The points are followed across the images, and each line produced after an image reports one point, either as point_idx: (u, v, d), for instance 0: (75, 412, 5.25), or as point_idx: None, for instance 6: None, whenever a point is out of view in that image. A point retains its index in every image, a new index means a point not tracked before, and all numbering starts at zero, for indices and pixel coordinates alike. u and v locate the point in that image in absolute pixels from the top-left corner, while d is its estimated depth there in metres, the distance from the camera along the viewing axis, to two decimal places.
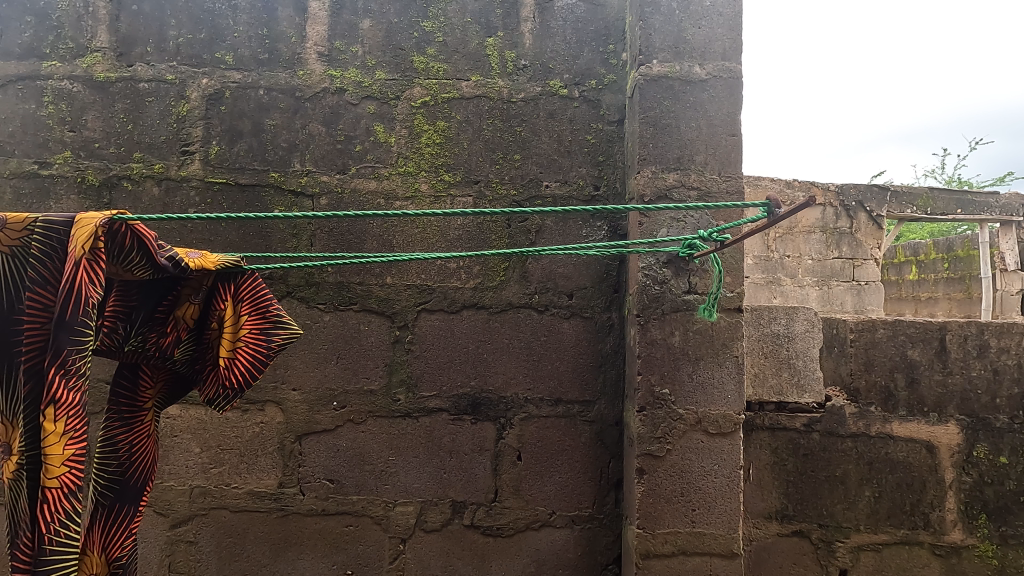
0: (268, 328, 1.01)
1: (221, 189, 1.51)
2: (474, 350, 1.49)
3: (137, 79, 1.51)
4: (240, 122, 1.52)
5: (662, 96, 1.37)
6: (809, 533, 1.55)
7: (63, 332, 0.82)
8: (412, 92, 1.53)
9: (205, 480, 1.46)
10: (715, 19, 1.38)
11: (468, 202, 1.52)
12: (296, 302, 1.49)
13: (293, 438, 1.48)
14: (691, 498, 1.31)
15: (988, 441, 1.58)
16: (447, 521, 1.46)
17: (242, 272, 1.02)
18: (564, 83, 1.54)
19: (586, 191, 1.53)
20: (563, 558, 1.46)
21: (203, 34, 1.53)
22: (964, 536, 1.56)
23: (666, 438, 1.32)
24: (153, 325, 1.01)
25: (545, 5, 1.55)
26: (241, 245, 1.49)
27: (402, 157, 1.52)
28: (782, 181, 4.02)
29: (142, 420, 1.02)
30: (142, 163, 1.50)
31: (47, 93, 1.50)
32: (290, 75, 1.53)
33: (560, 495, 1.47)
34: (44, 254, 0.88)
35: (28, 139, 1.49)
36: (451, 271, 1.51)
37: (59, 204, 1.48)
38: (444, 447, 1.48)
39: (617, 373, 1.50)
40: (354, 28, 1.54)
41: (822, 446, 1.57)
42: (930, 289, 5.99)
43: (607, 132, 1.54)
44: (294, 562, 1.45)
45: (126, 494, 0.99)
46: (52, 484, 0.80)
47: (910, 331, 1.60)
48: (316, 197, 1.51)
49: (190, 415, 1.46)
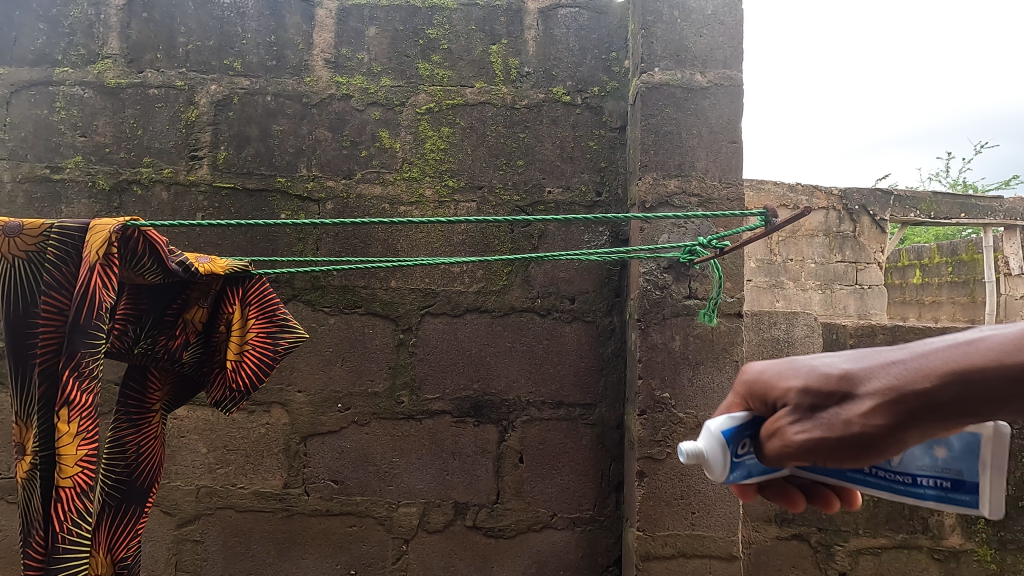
0: (275, 332, 1.03)
1: (229, 193, 1.53)
2: (477, 353, 1.51)
3: (147, 85, 1.54)
4: (248, 128, 1.54)
5: (664, 103, 1.39)
6: (808, 536, 1.56)
7: (78, 335, 0.85)
8: (417, 98, 1.55)
9: (211, 480, 1.49)
10: (716, 28, 1.39)
11: (472, 207, 1.54)
12: (302, 305, 1.51)
13: (298, 439, 1.50)
14: (690, 501, 1.33)
15: None
16: (449, 522, 1.48)
17: (250, 276, 1.04)
18: (568, 89, 1.56)
19: (588, 197, 1.55)
20: (564, 559, 1.48)
21: (211, 41, 1.55)
22: (963, 540, 1.57)
23: (666, 441, 1.34)
24: (163, 327, 1.03)
25: (548, 13, 1.57)
26: (248, 249, 1.51)
27: (407, 162, 1.55)
28: (785, 185, 4.03)
29: (149, 421, 1.04)
30: (152, 167, 1.53)
31: (59, 98, 1.52)
32: (297, 81, 1.55)
33: (561, 497, 1.49)
34: (59, 260, 0.90)
35: (40, 144, 1.52)
36: (455, 276, 1.53)
37: (70, 208, 1.51)
38: (447, 449, 1.49)
39: (617, 377, 1.51)
40: (360, 35, 1.56)
41: None
42: (934, 293, 5.99)
43: (609, 139, 1.56)
44: (298, 562, 1.47)
45: (132, 494, 1.00)
46: (66, 483, 0.82)
47: (909, 336, 1.62)
48: (322, 202, 1.54)
49: (198, 416, 1.49)
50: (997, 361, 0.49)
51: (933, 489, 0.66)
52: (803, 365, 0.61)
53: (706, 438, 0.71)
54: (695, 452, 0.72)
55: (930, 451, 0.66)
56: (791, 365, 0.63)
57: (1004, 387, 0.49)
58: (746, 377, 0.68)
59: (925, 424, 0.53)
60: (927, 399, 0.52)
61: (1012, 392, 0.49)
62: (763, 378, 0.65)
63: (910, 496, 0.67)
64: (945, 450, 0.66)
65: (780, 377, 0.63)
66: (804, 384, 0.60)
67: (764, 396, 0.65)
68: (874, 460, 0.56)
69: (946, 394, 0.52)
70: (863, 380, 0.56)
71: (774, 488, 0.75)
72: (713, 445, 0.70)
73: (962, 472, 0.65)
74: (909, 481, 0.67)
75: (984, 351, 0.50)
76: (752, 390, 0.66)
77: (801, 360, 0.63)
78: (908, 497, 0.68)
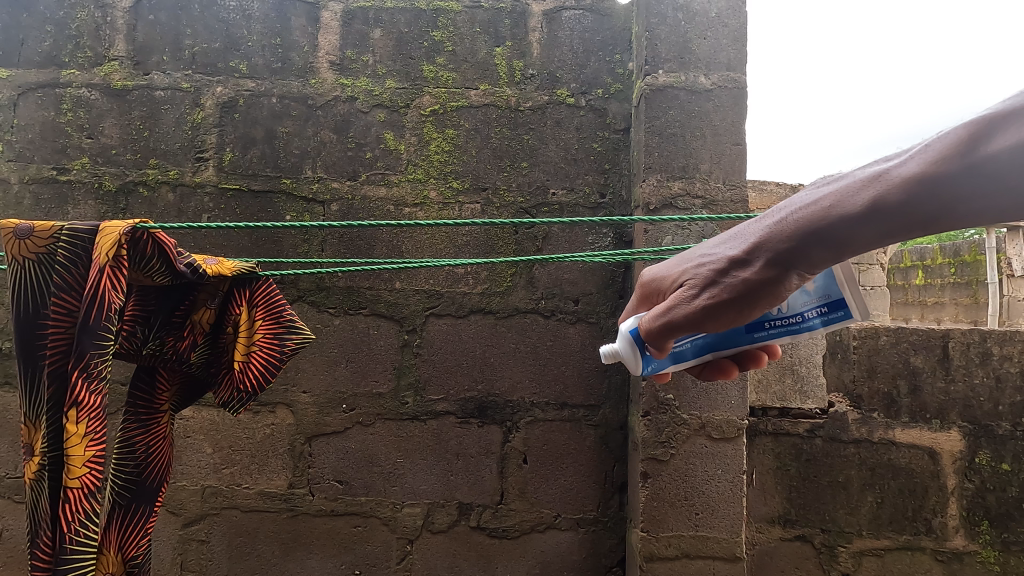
0: (281, 332, 1.04)
1: (235, 195, 1.54)
2: (482, 355, 1.52)
3: (153, 87, 1.55)
4: (253, 130, 1.55)
5: (668, 105, 1.39)
6: (811, 537, 1.57)
7: (87, 337, 0.85)
8: (422, 100, 1.56)
9: (217, 480, 1.49)
10: (719, 30, 1.40)
11: (476, 209, 1.54)
12: (307, 306, 1.52)
13: (303, 439, 1.50)
14: (694, 502, 1.33)
15: (990, 448, 1.59)
16: (453, 522, 1.49)
17: (257, 278, 1.06)
18: (572, 92, 1.57)
19: (592, 198, 1.55)
20: (567, 560, 1.48)
21: (217, 43, 1.56)
22: (966, 542, 1.57)
23: (669, 442, 1.34)
24: (171, 328, 1.03)
25: (552, 15, 1.58)
26: (253, 250, 1.52)
27: (412, 164, 1.55)
28: (787, 186, 4.02)
29: (158, 422, 1.05)
30: (158, 169, 1.54)
31: (66, 101, 1.53)
32: (302, 83, 1.56)
33: (565, 498, 1.50)
34: (69, 262, 0.91)
35: (47, 146, 1.53)
36: (459, 277, 1.53)
37: (76, 209, 1.51)
38: (451, 450, 1.50)
39: (621, 378, 1.52)
40: (364, 37, 1.57)
41: (825, 451, 1.58)
42: (937, 294, 5.98)
43: (613, 140, 1.56)
44: (303, 562, 1.48)
45: (142, 494, 1.01)
46: (73, 484, 0.83)
47: (913, 338, 1.62)
48: (327, 203, 1.55)
49: (203, 416, 1.49)
50: (834, 209, 0.67)
51: (818, 318, 0.84)
52: (694, 255, 0.81)
53: (621, 341, 0.90)
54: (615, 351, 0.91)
55: (803, 289, 0.84)
56: (684, 259, 0.83)
57: (841, 233, 0.67)
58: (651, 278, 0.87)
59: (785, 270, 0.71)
60: (791, 253, 0.71)
61: (845, 230, 0.66)
62: (662, 275, 0.84)
63: (806, 330, 0.86)
64: (812, 285, 0.84)
65: (675, 269, 0.83)
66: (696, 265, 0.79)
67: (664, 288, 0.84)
68: (746, 311, 0.75)
69: (799, 246, 0.70)
70: (742, 254, 0.74)
71: (709, 364, 0.97)
72: (626, 344, 0.90)
73: (833, 296, 0.83)
74: (800, 319, 0.85)
75: (823, 204, 0.68)
76: (656, 286, 0.85)
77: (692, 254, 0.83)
78: (805, 331, 0.86)
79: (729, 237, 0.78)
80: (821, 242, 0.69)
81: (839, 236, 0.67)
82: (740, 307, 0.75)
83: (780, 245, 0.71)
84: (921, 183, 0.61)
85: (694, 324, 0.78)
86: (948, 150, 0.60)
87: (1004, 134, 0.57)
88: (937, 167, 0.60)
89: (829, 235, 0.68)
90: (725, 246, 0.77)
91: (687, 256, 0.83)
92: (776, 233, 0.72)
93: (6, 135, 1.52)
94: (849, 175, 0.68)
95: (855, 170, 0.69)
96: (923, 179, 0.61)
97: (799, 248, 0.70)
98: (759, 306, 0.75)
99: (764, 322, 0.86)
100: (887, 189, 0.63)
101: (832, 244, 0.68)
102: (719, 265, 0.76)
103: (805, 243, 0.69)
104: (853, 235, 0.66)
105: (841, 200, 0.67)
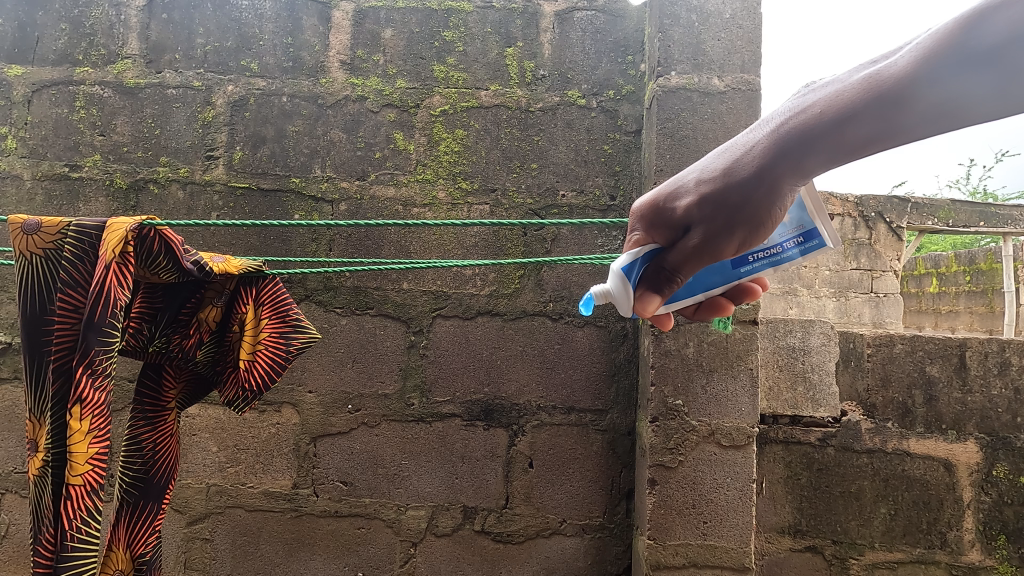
0: (287, 332, 1.03)
1: (244, 194, 1.54)
2: (489, 356, 1.51)
3: (165, 85, 1.55)
4: (264, 128, 1.55)
5: (680, 107, 1.37)
6: (822, 549, 1.53)
7: (92, 333, 0.84)
8: (432, 100, 1.55)
9: (221, 479, 1.49)
10: (733, 32, 1.38)
11: (484, 211, 1.54)
12: (314, 305, 1.51)
13: (308, 439, 1.50)
14: (702, 510, 1.31)
15: (1009, 461, 1.55)
16: (457, 526, 1.47)
17: (264, 277, 1.05)
18: (583, 93, 1.55)
19: (602, 201, 1.53)
20: (572, 566, 1.47)
21: (229, 42, 1.56)
22: (982, 556, 1.53)
23: (678, 449, 1.32)
24: (177, 327, 1.03)
25: (564, 15, 1.57)
26: (262, 248, 1.52)
27: (422, 164, 1.55)
28: None
29: (166, 420, 1.04)
30: (168, 167, 1.54)
31: (80, 98, 1.54)
32: (313, 83, 1.55)
33: (571, 504, 1.48)
34: (76, 257, 0.91)
35: (60, 143, 1.54)
36: (466, 279, 1.52)
37: (87, 206, 1.52)
38: (457, 452, 1.49)
39: (630, 383, 1.50)
40: (376, 37, 1.57)
41: (837, 461, 1.55)
42: (952, 303, 5.87)
43: (624, 142, 1.54)
44: (307, 563, 1.47)
45: (150, 492, 1.01)
46: (76, 481, 0.82)
47: (929, 347, 1.59)
48: (336, 203, 1.54)
49: (208, 415, 1.49)
50: (833, 112, 0.67)
51: (796, 247, 0.84)
52: (689, 178, 0.78)
53: (613, 280, 0.83)
54: (605, 292, 0.84)
55: None
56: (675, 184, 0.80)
57: (846, 138, 0.67)
58: (639, 210, 0.82)
59: (788, 178, 0.72)
60: (788, 163, 0.71)
61: (849, 133, 0.67)
62: (654, 204, 0.81)
63: (785, 260, 0.85)
64: (787, 216, 0.83)
65: (670, 196, 0.80)
66: (696, 188, 0.77)
67: (658, 216, 0.80)
68: (758, 226, 0.76)
69: (798, 154, 0.70)
70: (746, 170, 0.74)
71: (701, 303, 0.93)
72: (619, 284, 0.82)
73: (807, 226, 0.83)
74: (779, 250, 0.84)
75: (820, 109, 0.68)
76: (645, 218, 0.82)
77: (682, 176, 0.80)
78: (785, 263, 0.85)
79: (724, 152, 0.78)
80: (820, 150, 0.69)
81: (834, 143, 0.68)
82: (742, 228, 0.76)
83: (776, 157, 0.72)
84: (913, 82, 0.62)
85: (695, 256, 0.78)
86: (938, 48, 0.61)
87: (991, 28, 0.59)
88: (929, 64, 0.61)
89: (827, 140, 0.68)
90: (722, 162, 0.77)
91: (684, 172, 0.81)
92: (774, 143, 0.72)
93: (20, 132, 1.54)
94: (841, 81, 0.68)
95: (846, 75, 0.69)
96: (916, 78, 0.62)
97: (794, 157, 0.71)
98: (765, 221, 0.76)
99: (747, 255, 0.85)
100: (879, 89, 0.64)
101: (825, 150, 0.69)
102: (718, 182, 0.75)
103: (801, 150, 0.70)
104: (848, 138, 0.67)
105: (836, 105, 0.67)
